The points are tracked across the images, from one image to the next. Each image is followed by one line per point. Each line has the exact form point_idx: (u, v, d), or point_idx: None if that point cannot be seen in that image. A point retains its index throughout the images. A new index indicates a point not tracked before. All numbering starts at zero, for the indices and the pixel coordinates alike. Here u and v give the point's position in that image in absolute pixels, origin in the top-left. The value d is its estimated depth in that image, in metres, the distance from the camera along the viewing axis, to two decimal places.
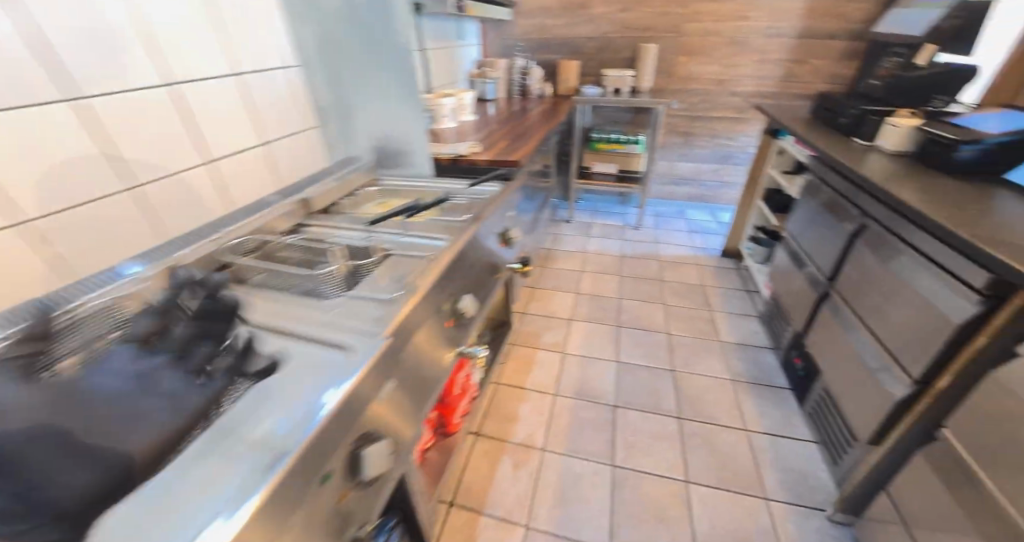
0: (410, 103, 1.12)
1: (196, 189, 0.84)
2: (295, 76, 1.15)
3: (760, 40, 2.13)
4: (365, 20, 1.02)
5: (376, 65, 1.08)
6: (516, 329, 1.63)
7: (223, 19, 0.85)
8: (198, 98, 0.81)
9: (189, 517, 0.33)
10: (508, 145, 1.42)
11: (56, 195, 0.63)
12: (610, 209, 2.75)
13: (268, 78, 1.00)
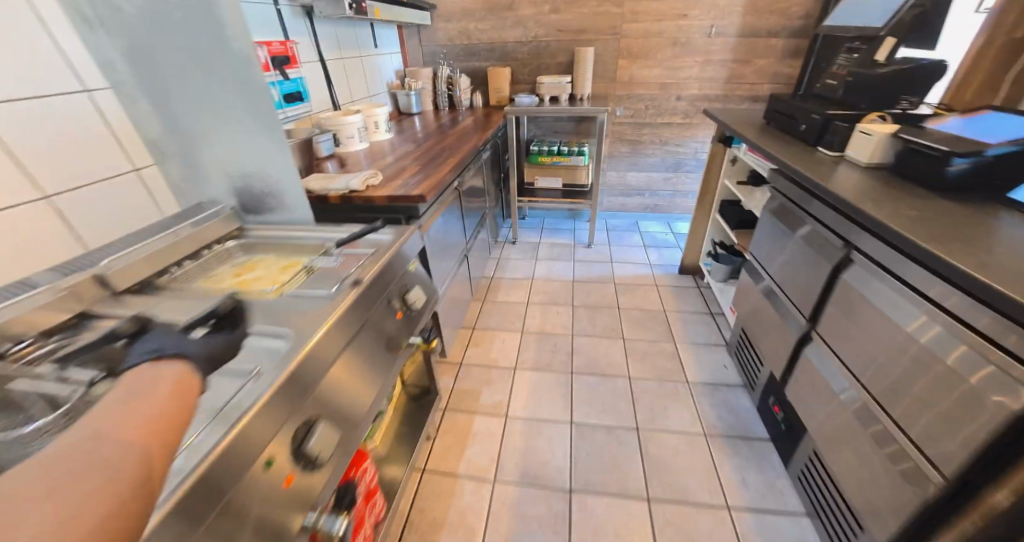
0: (271, 130, 0.79)
1: None
2: (101, 98, 0.79)
3: (701, 40, 1.99)
4: (180, 15, 0.69)
5: (213, 78, 0.74)
6: (449, 389, 1.36)
7: None
8: None
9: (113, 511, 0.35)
10: (418, 171, 1.15)
11: None
12: (561, 226, 2.54)
13: (40, 106, 0.71)
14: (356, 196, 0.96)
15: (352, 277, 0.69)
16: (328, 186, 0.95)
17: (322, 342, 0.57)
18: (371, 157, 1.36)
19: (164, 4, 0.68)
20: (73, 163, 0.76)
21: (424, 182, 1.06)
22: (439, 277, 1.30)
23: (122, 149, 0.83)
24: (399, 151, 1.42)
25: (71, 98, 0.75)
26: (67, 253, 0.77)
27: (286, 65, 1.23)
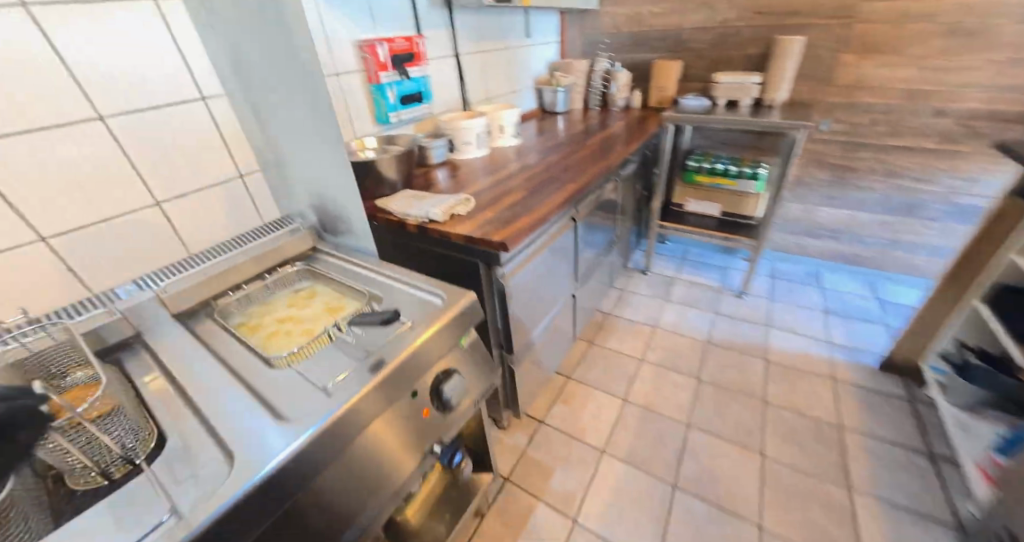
0: (337, 154, 0.67)
1: (12, 283, 0.61)
2: (216, 106, 0.78)
3: (1007, 25, 1.25)
4: (264, 25, 0.58)
5: (285, 93, 0.65)
6: (519, 453, 1.17)
7: (61, 47, 0.59)
8: (23, 158, 0.59)
9: None
10: (523, 198, 0.92)
11: None
12: (709, 262, 2.05)
13: (159, 116, 0.71)
14: (431, 227, 0.80)
15: (361, 367, 0.51)
16: (408, 211, 0.82)
17: (285, 479, 0.41)
18: (488, 168, 1.19)
19: (251, 14, 0.58)
20: (184, 172, 0.76)
21: (522, 218, 0.83)
22: (534, 325, 1.07)
23: (230, 156, 0.82)
24: (518, 163, 1.21)
25: (186, 107, 0.74)
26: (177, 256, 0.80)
27: (410, 63, 1.11)
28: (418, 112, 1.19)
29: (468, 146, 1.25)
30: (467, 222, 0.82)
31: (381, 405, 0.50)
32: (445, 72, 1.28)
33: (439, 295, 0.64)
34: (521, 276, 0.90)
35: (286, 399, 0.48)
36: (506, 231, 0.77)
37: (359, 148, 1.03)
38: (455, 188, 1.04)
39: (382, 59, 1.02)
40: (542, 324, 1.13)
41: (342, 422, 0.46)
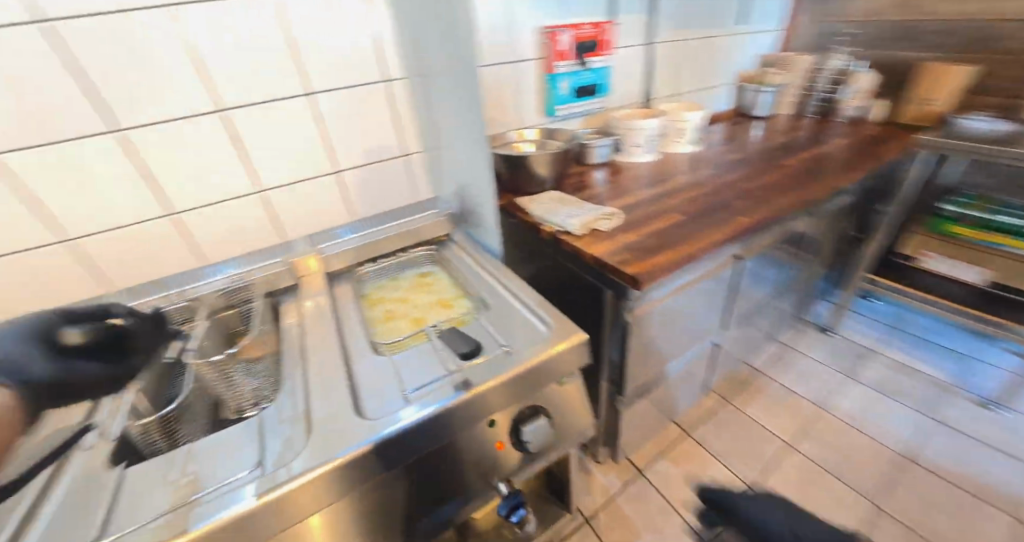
0: (481, 145, 0.65)
1: (237, 219, 0.80)
2: (398, 87, 0.84)
3: None
4: (440, 13, 0.58)
5: (450, 80, 0.65)
6: (604, 498, 1.05)
7: (292, 34, 0.71)
8: (254, 124, 0.74)
9: (219, 480, 0.41)
10: (679, 226, 0.75)
11: (110, 219, 0.70)
12: (937, 342, 1.45)
13: (352, 96, 0.80)
14: (564, 238, 0.74)
15: (442, 383, 0.48)
16: (546, 217, 0.77)
17: (340, 480, 0.40)
18: (649, 178, 1.03)
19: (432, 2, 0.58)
20: (363, 145, 0.85)
21: (670, 253, 0.67)
22: (659, 372, 0.90)
23: (401, 135, 0.88)
24: (688, 176, 1.01)
25: (375, 88, 0.81)
26: (346, 218, 0.92)
27: (591, 52, 1.02)
28: (589, 106, 1.10)
29: (632, 148, 1.10)
30: (602, 245, 0.71)
31: (452, 432, 0.46)
32: (631, 63, 1.13)
33: (550, 328, 0.55)
34: (654, 315, 0.75)
35: (369, 392, 0.49)
36: (644, 267, 0.64)
37: (519, 139, 1.00)
38: (604, 197, 0.93)
39: (563, 46, 0.96)
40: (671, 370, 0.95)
41: (407, 439, 0.43)
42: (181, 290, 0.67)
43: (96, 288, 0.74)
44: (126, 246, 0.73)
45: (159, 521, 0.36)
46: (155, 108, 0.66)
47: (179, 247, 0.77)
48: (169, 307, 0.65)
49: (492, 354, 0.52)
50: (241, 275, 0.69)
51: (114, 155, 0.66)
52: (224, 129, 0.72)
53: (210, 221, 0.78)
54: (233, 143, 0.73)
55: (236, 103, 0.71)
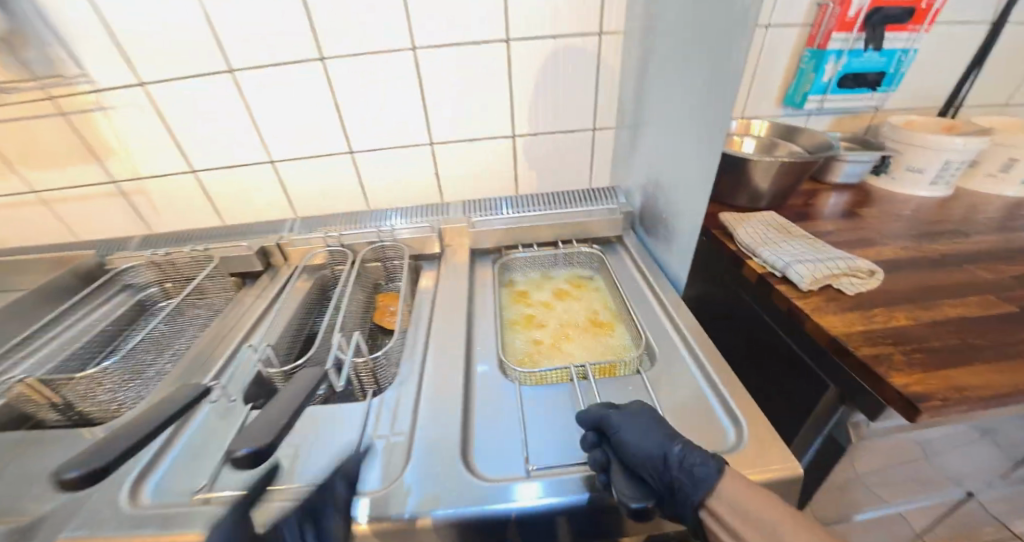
0: (709, 135, 0.48)
1: (404, 168, 0.78)
2: (606, 45, 0.69)
3: None
4: None
5: (696, 40, 0.48)
6: None
7: None
8: (442, 69, 0.69)
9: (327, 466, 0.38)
10: (1007, 322, 0.45)
11: (305, 147, 0.74)
12: None
13: (548, 50, 0.69)
14: (778, 286, 0.52)
15: (571, 466, 0.36)
16: (756, 249, 0.57)
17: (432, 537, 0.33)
18: (932, 224, 0.68)
19: None
20: (547, 111, 0.74)
21: (990, 365, 0.40)
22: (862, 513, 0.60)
23: (593, 105, 0.75)
24: (1011, 235, 0.63)
25: (579, 42, 0.68)
26: (504, 189, 0.83)
27: (897, 26, 0.68)
28: (858, 102, 0.77)
29: (911, 173, 0.74)
30: (846, 317, 0.47)
31: (566, 529, 0.35)
32: (954, 44, 0.74)
33: (740, 444, 0.37)
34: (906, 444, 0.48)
35: (483, 429, 0.40)
36: (932, 376, 0.39)
37: (739, 133, 0.76)
38: (850, 238, 0.64)
39: (853, 13, 0.66)
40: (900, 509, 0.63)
41: (510, 523, 0.33)
42: (340, 235, 0.68)
43: (284, 208, 0.81)
44: (312, 176, 0.77)
45: (265, 501, 0.35)
46: (361, 40, 0.65)
47: (354, 188, 0.80)
48: (326, 247, 0.67)
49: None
50: (392, 232, 0.67)
51: (320, 84, 0.68)
52: (414, 70, 0.68)
53: (382, 165, 0.78)
54: (418, 86, 0.70)
55: (430, 43, 0.66)
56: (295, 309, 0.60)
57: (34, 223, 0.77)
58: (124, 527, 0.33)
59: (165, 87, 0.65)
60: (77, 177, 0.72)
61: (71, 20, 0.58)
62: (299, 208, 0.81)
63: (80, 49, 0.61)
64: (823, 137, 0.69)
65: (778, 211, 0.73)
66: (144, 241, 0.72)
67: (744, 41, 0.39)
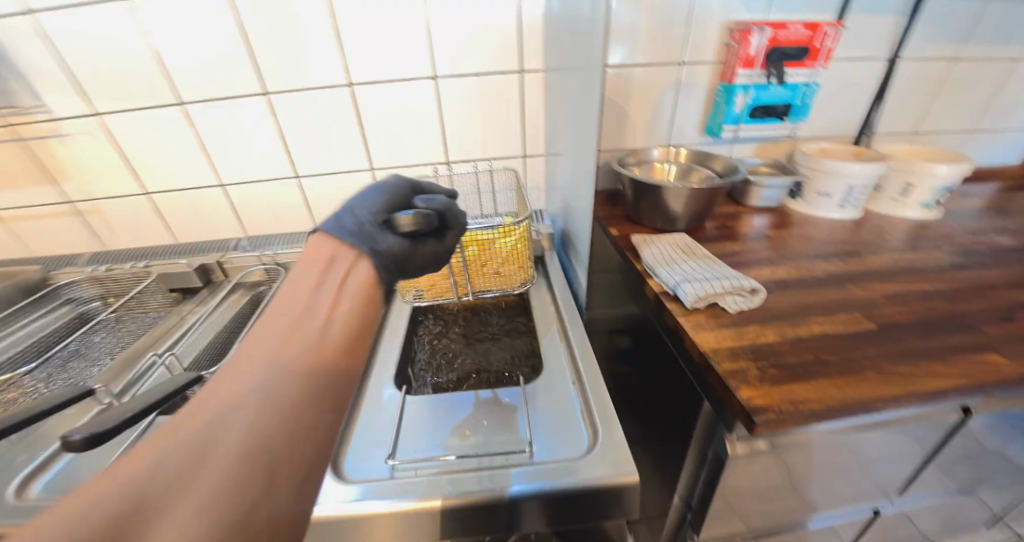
0: (589, 152, 0.54)
1: (347, 191, 0.82)
2: (530, 80, 0.74)
3: None
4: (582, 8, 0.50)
5: (582, 76, 0.53)
6: None
7: (430, 9, 0.66)
8: (377, 104, 0.73)
9: None
10: (861, 339, 0.48)
11: (251, 174, 0.78)
12: None
13: (476, 84, 0.73)
14: (668, 304, 0.56)
15: (431, 469, 0.39)
16: (656, 268, 0.60)
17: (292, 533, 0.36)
18: (835, 244, 0.71)
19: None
20: (480, 140, 0.79)
21: (832, 382, 0.43)
22: (762, 526, 0.62)
23: (525, 134, 0.79)
24: (906, 256, 0.66)
25: (503, 76, 0.73)
26: None
27: (796, 63, 0.74)
28: (772, 131, 0.83)
29: (820, 197, 0.79)
30: (720, 334, 0.50)
31: (418, 534, 0.37)
32: (858, 81, 0.80)
33: (590, 452, 0.39)
34: (779, 455, 0.50)
35: (361, 434, 0.43)
36: (775, 391, 0.42)
37: (661, 159, 0.80)
38: (754, 259, 0.67)
39: (753, 51, 0.72)
40: (809, 520, 0.64)
41: (370, 523, 0.36)
42: (273, 255, 0.73)
43: (231, 229, 0.85)
44: (258, 199, 0.81)
45: None
46: (301, 77, 0.69)
47: (300, 210, 0.83)
48: (262, 265, 0.72)
49: (502, 456, 0.40)
50: None
51: (260, 113, 0.72)
52: (351, 103, 0.72)
53: (327, 190, 0.81)
54: (356, 117, 0.74)
55: (365, 80, 0.71)
56: (221, 320, 0.63)
57: None
58: (11, 518, 0.36)
59: (118, 116, 0.70)
60: (33, 198, 0.77)
61: (30, 56, 0.64)
62: (248, 227, 0.84)
63: (38, 82, 0.66)
64: (730, 161, 0.76)
65: (696, 231, 0.77)
66: (94, 259, 0.77)
67: (600, 79, 0.47)
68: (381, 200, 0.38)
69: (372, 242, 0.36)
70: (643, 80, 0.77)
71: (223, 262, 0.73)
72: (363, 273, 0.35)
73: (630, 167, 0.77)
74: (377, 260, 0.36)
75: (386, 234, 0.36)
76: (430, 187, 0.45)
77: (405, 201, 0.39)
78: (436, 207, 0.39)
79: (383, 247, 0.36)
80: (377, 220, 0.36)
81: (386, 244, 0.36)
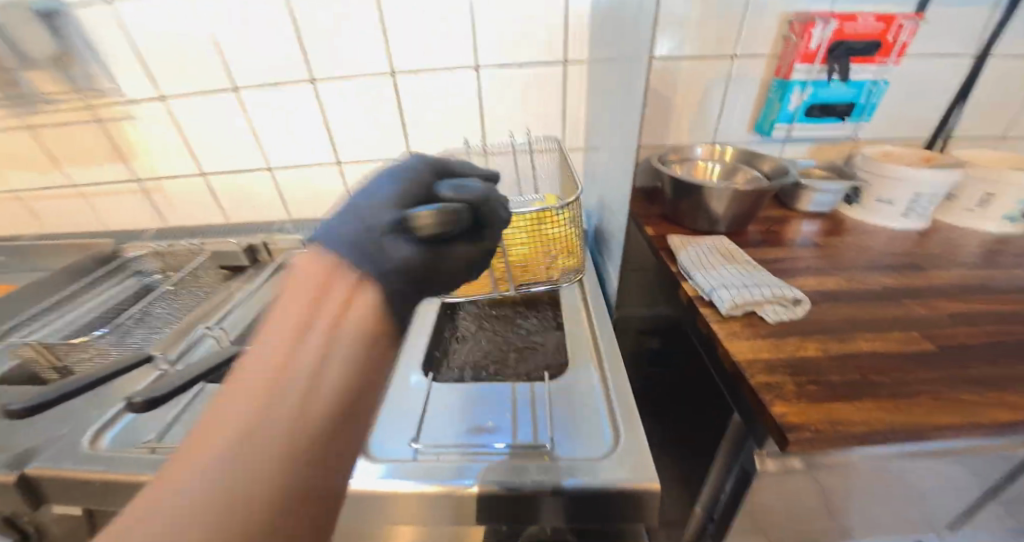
0: (630, 149, 0.52)
1: None
2: (571, 72, 0.72)
3: None
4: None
5: (627, 68, 0.52)
6: None
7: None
8: (419, 93, 0.74)
9: None
10: (918, 360, 0.45)
11: (298, 159, 0.82)
12: None
13: (517, 76, 0.72)
14: (703, 308, 0.54)
15: (452, 455, 0.40)
16: (692, 271, 0.58)
17: None
18: (894, 256, 0.66)
19: None
20: (517, 132, 0.78)
21: (880, 404, 0.40)
22: None
23: (564, 128, 0.78)
24: (977, 273, 0.60)
25: (545, 68, 0.72)
26: None
27: (863, 58, 0.68)
28: (830, 132, 0.77)
29: (881, 204, 0.73)
30: (757, 344, 0.48)
31: (438, 517, 0.38)
32: (936, 78, 0.73)
33: (611, 454, 0.39)
34: (813, 475, 0.47)
35: (387, 416, 0.45)
36: (814, 408, 0.40)
37: (705, 157, 0.77)
38: (800, 267, 0.63)
39: (816, 44, 0.67)
40: None
41: (392, 502, 0.37)
42: None
43: (278, 212, 0.89)
44: (303, 184, 0.85)
45: None
46: (348, 65, 0.71)
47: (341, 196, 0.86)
48: None
49: (522, 450, 0.40)
50: None
51: (309, 100, 0.75)
52: (394, 92, 0.74)
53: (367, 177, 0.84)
54: (397, 106, 0.75)
55: (407, 70, 0.72)
56: (264, 298, 0.67)
57: (74, 212, 0.90)
58: (81, 465, 0.40)
59: (181, 101, 0.75)
60: (108, 176, 0.84)
61: (107, 42, 0.69)
62: (292, 211, 0.89)
63: (114, 67, 0.72)
64: (780, 161, 0.71)
65: (738, 234, 0.73)
66: (158, 235, 0.84)
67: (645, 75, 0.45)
68: (391, 198, 0.31)
69: (382, 251, 0.29)
70: (691, 74, 0.74)
71: (267, 243, 0.77)
72: (370, 298, 0.27)
73: (671, 165, 0.74)
74: (387, 281, 0.28)
75: (397, 242, 0.29)
76: (461, 169, 0.39)
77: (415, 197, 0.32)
78: (468, 197, 0.32)
79: (394, 258, 0.29)
80: (388, 224, 0.29)
81: (398, 258, 0.29)
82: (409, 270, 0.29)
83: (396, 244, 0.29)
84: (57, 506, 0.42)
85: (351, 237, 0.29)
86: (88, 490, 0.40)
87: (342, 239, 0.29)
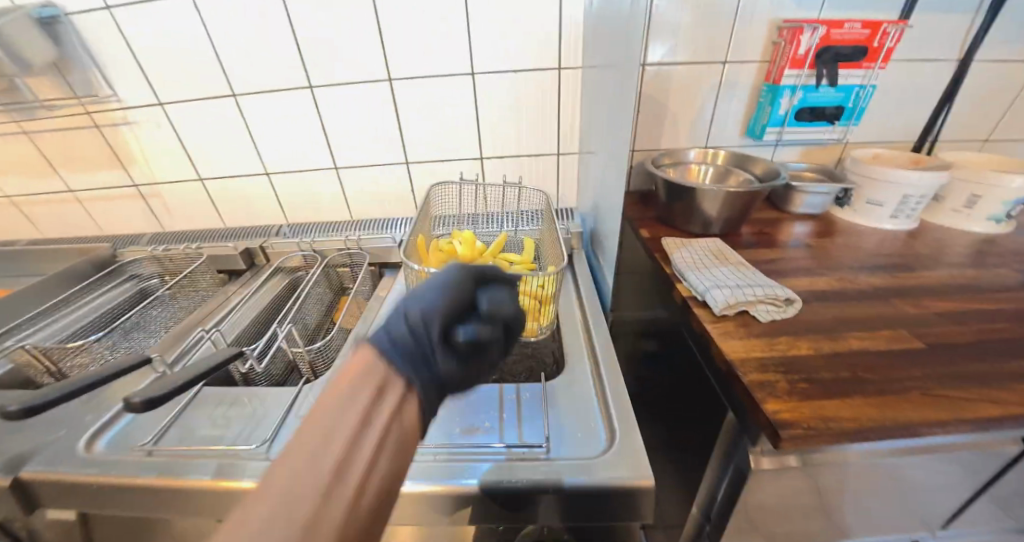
0: (623, 152, 0.53)
1: (383, 183, 0.85)
2: (566, 78, 0.73)
3: None
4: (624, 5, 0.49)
5: (620, 74, 0.53)
6: None
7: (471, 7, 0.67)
8: (416, 99, 0.75)
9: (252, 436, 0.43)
10: (908, 358, 0.45)
11: (295, 164, 0.82)
12: None
13: (513, 82, 0.73)
14: (696, 309, 0.54)
15: (449, 456, 0.40)
16: (686, 272, 0.59)
17: None
18: (884, 256, 0.67)
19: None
20: (513, 136, 0.79)
21: (870, 401, 0.40)
22: None
23: (559, 132, 0.79)
24: (965, 273, 0.61)
25: (540, 73, 0.73)
26: None
27: (851, 64, 0.70)
28: (820, 135, 0.79)
29: (871, 206, 0.74)
30: (750, 343, 0.48)
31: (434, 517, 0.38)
32: (921, 83, 0.74)
33: (606, 453, 0.39)
34: (806, 473, 0.48)
35: None
36: (805, 405, 0.40)
37: (698, 161, 0.78)
38: (792, 268, 0.64)
39: (804, 50, 0.68)
40: None
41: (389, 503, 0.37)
42: (311, 241, 0.76)
43: (274, 216, 0.89)
44: (300, 188, 0.85)
45: (189, 452, 0.41)
46: (346, 71, 0.72)
47: (338, 200, 0.87)
48: (300, 251, 0.76)
49: (518, 449, 0.40)
50: (358, 240, 0.74)
51: (306, 105, 0.76)
52: (391, 97, 0.75)
53: (364, 181, 0.84)
54: (394, 111, 0.76)
55: (404, 75, 0.72)
56: (261, 301, 0.67)
57: (71, 217, 0.90)
58: (78, 468, 0.40)
59: (179, 106, 0.75)
60: (105, 181, 0.84)
61: (107, 48, 0.70)
62: (290, 215, 0.89)
63: (113, 73, 0.72)
64: (772, 164, 0.72)
65: (731, 236, 0.74)
66: (154, 239, 0.84)
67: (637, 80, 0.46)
68: (435, 321, 0.27)
69: (427, 363, 0.26)
70: (683, 79, 0.75)
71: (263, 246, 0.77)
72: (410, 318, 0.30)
73: (664, 169, 0.75)
74: (430, 390, 0.26)
75: (445, 352, 0.27)
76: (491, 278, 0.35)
77: (470, 300, 0.29)
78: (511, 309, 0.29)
79: (436, 372, 0.26)
80: (433, 338, 0.26)
81: (439, 372, 0.26)
82: (448, 382, 0.27)
83: (433, 358, 0.26)
84: (52, 511, 0.42)
85: (391, 344, 0.26)
86: (85, 493, 0.40)
87: (392, 348, 0.26)
